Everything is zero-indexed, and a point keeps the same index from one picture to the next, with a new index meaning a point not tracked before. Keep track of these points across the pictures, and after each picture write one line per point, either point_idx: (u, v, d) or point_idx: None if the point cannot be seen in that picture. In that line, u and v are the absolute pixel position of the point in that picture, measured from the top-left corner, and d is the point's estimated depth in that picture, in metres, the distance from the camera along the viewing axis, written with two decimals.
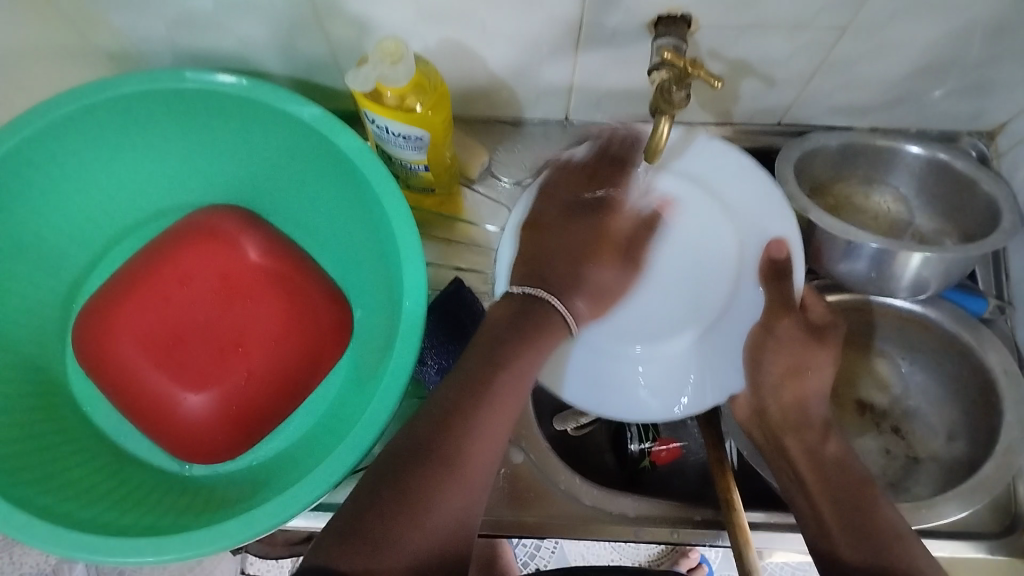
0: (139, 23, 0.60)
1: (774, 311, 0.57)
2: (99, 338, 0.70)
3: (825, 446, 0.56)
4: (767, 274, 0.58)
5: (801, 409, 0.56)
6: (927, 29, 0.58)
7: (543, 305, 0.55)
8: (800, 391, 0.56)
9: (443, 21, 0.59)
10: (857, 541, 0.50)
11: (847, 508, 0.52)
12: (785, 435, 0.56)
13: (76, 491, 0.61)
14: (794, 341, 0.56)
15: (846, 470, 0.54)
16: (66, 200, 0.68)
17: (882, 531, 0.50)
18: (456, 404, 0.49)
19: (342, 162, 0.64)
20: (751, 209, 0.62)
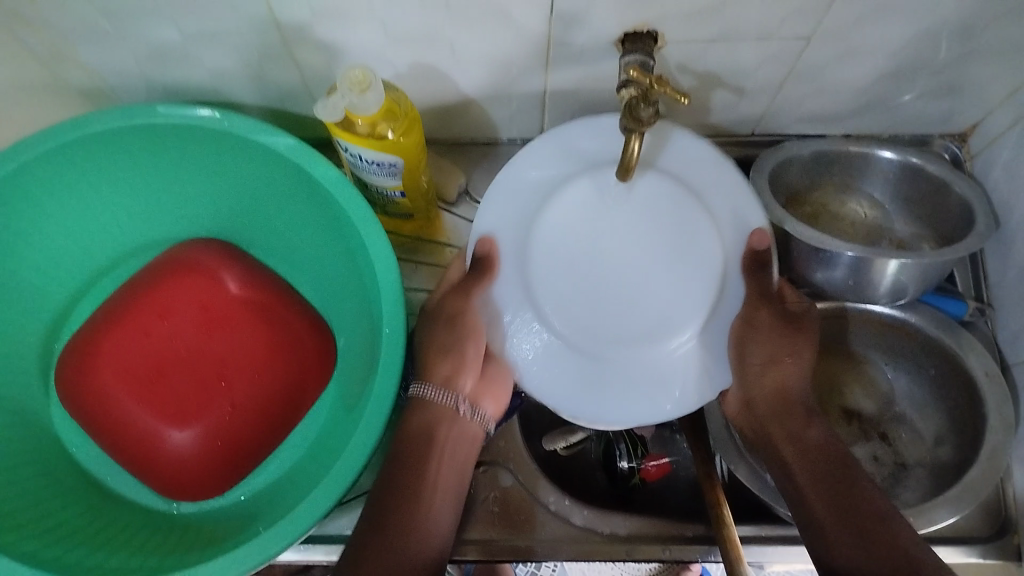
0: (109, 58, 0.61)
1: (752, 302, 0.56)
2: (80, 379, 0.70)
3: (808, 430, 0.57)
4: (749, 268, 0.56)
5: (779, 396, 0.58)
6: (892, 34, 0.59)
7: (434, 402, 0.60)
8: (780, 378, 0.58)
9: (411, 46, 0.60)
10: (840, 513, 0.51)
11: (836, 495, 0.52)
12: (771, 424, 0.58)
13: (60, 533, 0.60)
14: (774, 330, 0.56)
15: (828, 454, 0.55)
16: (42, 238, 0.68)
17: (862, 504, 0.51)
18: (395, 475, 0.57)
19: (317, 190, 0.64)
20: (727, 202, 0.58)
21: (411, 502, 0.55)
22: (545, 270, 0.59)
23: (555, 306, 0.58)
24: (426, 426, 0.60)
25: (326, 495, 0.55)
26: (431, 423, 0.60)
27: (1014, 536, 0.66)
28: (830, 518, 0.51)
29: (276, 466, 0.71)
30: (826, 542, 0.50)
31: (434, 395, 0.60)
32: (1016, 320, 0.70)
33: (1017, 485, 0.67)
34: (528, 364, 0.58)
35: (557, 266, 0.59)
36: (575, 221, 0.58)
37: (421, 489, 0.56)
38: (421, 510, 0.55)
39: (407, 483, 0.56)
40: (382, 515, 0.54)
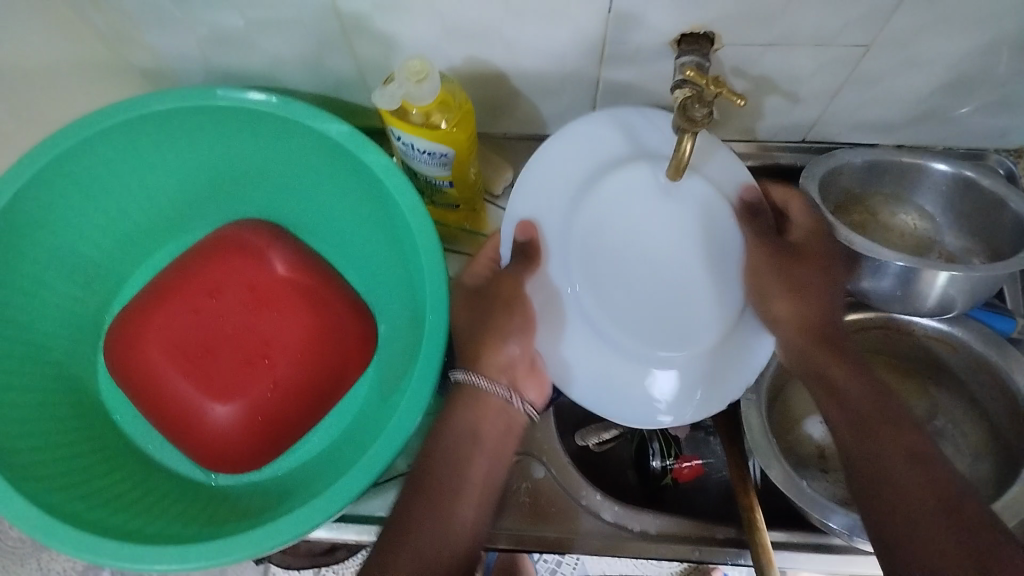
0: (174, 40, 0.62)
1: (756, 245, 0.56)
2: (131, 350, 0.72)
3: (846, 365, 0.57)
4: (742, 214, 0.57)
5: (822, 348, 0.57)
6: (952, 46, 0.58)
7: (484, 393, 0.59)
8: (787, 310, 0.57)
9: (468, 39, 0.60)
10: (867, 450, 0.53)
11: (912, 456, 0.52)
12: (830, 369, 0.57)
13: (104, 499, 0.62)
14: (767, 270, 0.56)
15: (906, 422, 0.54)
16: (98, 211, 0.69)
17: (890, 449, 0.53)
18: (437, 457, 0.57)
19: (367, 176, 0.65)
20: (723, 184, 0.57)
21: (437, 513, 0.54)
22: (595, 266, 0.53)
23: (595, 312, 0.53)
24: (469, 425, 0.58)
25: (363, 476, 0.56)
26: (475, 420, 0.58)
27: None
28: (887, 466, 0.52)
29: (314, 445, 0.72)
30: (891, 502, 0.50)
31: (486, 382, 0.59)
32: None
33: None
34: (557, 337, 0.55)
35: (606, 266, 0.53)
36: (627, 200, 0.54)
37: (451, 498, 0.55)
38: (447, 521, 0.54)
39: (438, 490, 0.55)
40: (409, 520, 0.54)
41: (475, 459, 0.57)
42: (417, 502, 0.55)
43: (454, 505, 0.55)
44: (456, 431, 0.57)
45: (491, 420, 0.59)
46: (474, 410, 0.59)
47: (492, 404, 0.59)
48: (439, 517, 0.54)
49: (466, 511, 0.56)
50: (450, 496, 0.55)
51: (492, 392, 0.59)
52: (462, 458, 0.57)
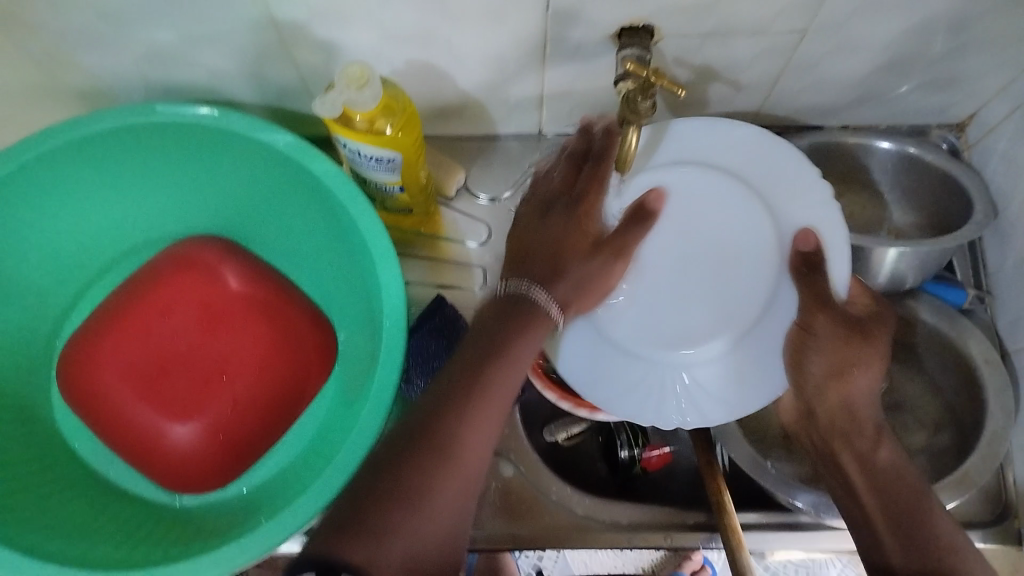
0: (109, 59, 0.61)
1: (807, 308, 0.55)
2: (84, 378, 0.70)
3: (878, 453, 0.55)
4: (801, 271, 0.57)
5: (848, 410, 0.56)
6: (886, 28, 0.59)
7: (530, 304, 0.52)
8: (846, 391, 0.55)
9: (408, 44, 0.60)
10: (906, 539, 0.52)
11: (893, 507, 0.53)
12: (833, 438, 0.56)
13: (66, 529, 0.61)
14: (839, 339, 0.54)
15: (902, 477, 0.54)
16: (42, 236, 0.68)
17: (932, 541, 0.52)
18: (466, 361, 0.50)
19: (315, 185, 0.64)
20: (790, 199, 0.60)
21: (457, 418, 0.47)
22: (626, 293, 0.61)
23: (630, 311, 0.61)
24: (510, 330, 0.51)
25: (325, 489, 0.55)
26: (522, 327, 0.52)
27: (1016, 520, 0.67)
28: (894, 560, 0.52)
29: (280, 457, 0.71)
30: (879, 549, 0.53)
31: (535, 295, 0.52)
32: (1014, 306, 0.70)
33: (1017, 470, 0.68)
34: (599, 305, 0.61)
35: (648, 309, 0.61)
36: (692, 201, 0.61)
37: (445, 442, 0.47)
38: (423, 495, 0.45)
39: (427, 452, 0.46)
40: (423, 421, 0.47)
41: (478, 413, 0.48)
42: (394, 468, 0.46)
43: (441, 476, 0.46)
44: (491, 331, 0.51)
45: (508, 371, 0.50)
46: (506, 324, 0.51)
47: (537, 316, 0.52)
48: (413, 484, 0.45)
49: (452, 483, 0.46)
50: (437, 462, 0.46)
51: (540, 308, 0.52)
52: (474, 388, 0.49)
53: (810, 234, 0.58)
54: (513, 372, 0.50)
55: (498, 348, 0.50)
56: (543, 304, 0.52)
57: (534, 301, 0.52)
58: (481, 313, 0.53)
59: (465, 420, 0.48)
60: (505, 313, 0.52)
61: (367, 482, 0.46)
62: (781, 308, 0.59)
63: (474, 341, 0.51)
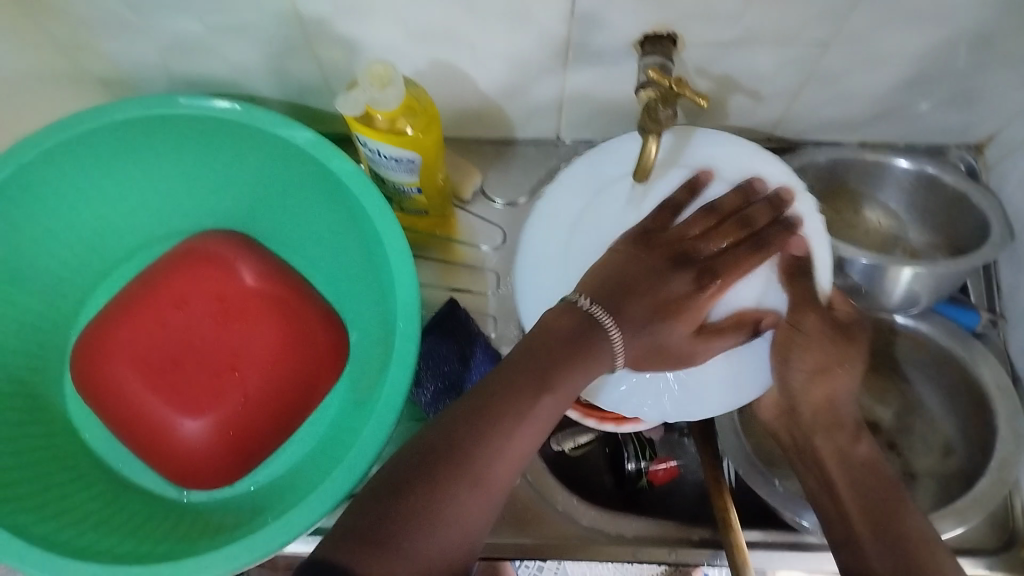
0: (135, 48, 0.61)
1: (798, 306, 0.55)
2: (97, 368, 0.71)
3: (857, 447, 0.56)
4: (788, 273, 0.55)
5: (830, 408, 0.57)
6: (909, 43, 0.59)
7: (599, 331, 0.49)
8: (829, 389, 0.56)
9: (432, 43, 0.60)
10: (887, 542, 0.51)
11: (875, 510, 0.53)
12: (814, 435, 0.57)
13: (70, 517, 0.61)
14: (825, 338, 0.55)
15: (875, 474, 0.55)
16: (60, 223, 0.68)
17: (912, 540, 0.51)
18: (520, 376, 0.47)
19: (334, 183, 0.65)
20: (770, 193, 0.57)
21: (495, 438, 0.45)
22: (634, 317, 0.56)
23: None
24: (576, 357, 0.48)
25: (335, 486, 0.55)
26: (587, 356, 0.48)
27: None
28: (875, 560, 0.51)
29: (289, 457, 0.71)
30: (859, 556, 0.52)
31: (607, 326, 0.49)
32: None
33: None
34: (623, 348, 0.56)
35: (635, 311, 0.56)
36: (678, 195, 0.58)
37: (478, 462, 0.44)
38: (451, 513, 0.43)
39: (463, 471, 0.44)
40: (462, 437, 0.45)
41: (519, 436, 0.46)
42: (426, 479, 0.43)
43: (471, 495, 0.44)
44: (551, 352, 0.47)
45: (556, 399, 0.47)
46: (568, 352, 0.48)
47: (602, 349, 0.49)
48: (436, 501, 0.43)
49: (479, 502, 0.44)
50: (471, 483, 0.44)
51: (606, 337, 0.49)
52: (517, 410, 0.46)
53: (796, 227, 0.55)
54: (561, 398, 0.48)
55: (554, 377, 0.47)
56: (610, 333, 0.49)
57: (601, 329, 0.49)
58: (550, 324, 0.49)
59: (503, 444, 0.45)
60: (575, 338, 0.48)
61: (395, 485, 0.43)
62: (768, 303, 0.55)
63: (533, 355, 0.48)
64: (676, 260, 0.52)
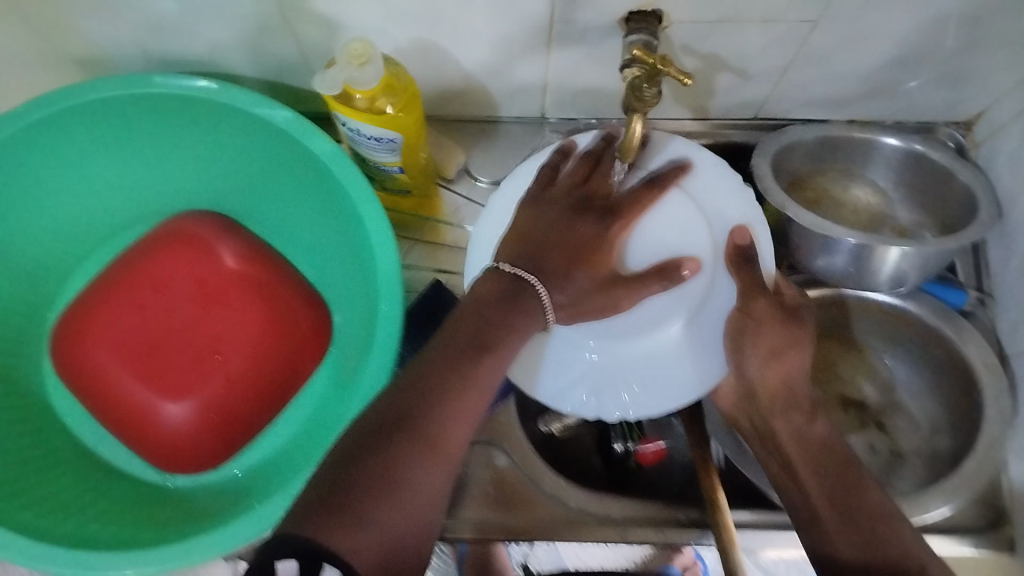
0: (108, 27, 0.60)
1: (747, 292, 0.55)
2: (78, 353, 0.70)
3: (814, 426, 0.55)
4: (735, 260, 0.56)
5: (787, 391, 0.55)
6: (897, 20, 0.58)
7: (530, 293, 0.52)
8: (784, 370, 0.55)
9: (413, 21, 0.59)
10: (845, 514, 0.50)
11: (832, 485, 0.52)
12: (773, 417, 0.55)
13: (53, 505, 0.60)
14: (774, 321, 0.54)
15: (833, 450, 0.53)
16: (34, 205, 0.67)
17: (871, 509, 0.50)
18: (456, 341, 0.49)
19: (313, 163, 0.64)
20: (715, 197, 0.59)
21: (446, 399, 0.46)
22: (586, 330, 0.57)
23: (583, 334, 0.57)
24: (508, 316, 0.50)
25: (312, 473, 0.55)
26: (524, 317, 0.51)
27: (1008, 528, 0.66)
28: (834, 533, 0.49)
29: (272, 440, 0.70)
30: (823, 538, 0.50)
31: (536, 286, 0.52)
32: (1017, 310, 0.69)
33: (1012, 476, 0.67)
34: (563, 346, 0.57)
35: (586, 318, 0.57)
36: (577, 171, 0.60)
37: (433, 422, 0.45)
38: (411, 476, 0.43)
39: (415, 433, 0.45)
40: (415, 399, 0.46)
41: (466, 397, 0.47)
42: (384, 444, 0.44)
43: (428, 457, 0.44)
44: (486, 314, 0.49)
45: (495, 362, 0.49)
46: (500, 313, 0.50)
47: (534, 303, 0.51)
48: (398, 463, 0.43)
49: (437, 465, 0.45)
50: (425, 444, 0.44)
51: (538, 298, 0.52)
52: (462, 370, 0.47)
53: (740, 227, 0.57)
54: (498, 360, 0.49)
55: (490, 338, 0.49)
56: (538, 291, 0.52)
57: (533, 291, 0.52)
58: (480, 291, 0.52)
59: (453, 404, 0.46)
60: (508, 299, 0.51)
61: (353, 454, 0.43)
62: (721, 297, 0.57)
63: (467, 322, 0.50)
64: (580, 205, 0.56)
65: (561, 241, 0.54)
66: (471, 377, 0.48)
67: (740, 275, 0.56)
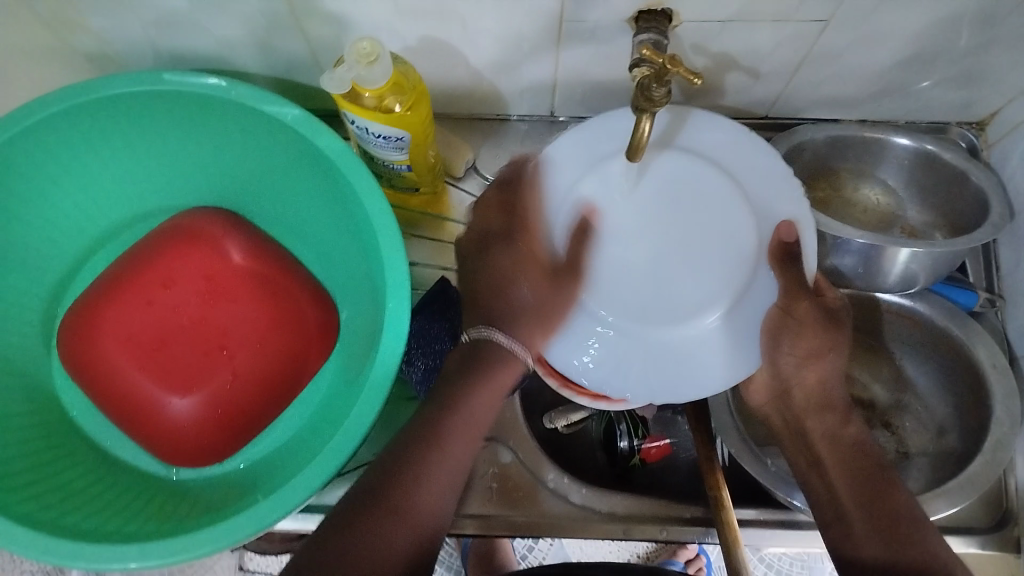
0: (118, 23, 0.60)
1: (790, 292, 0.53)
2: (84, 347, 0.70)
3: (845, 429, 0.56)
4: (779, 259, 0.54)
5: (823, 392, 0.56)
6: (910, 20, 0.57)
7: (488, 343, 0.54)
8: (820, 372, 0.56)
9: (423, 19, 0.59)
10: (871, 514, 0.51)
11: (864, 485, 0.53)
12: (807, 417, 0.56)
13: (65, 501, 0.60)
14: (815, 325, 0.54)
15: (864, 454, 0.54)
16: (43, 201, 0.67)
17: (897, 513, 0.51)
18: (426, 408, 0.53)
19: (322, 161, 0.63)
20: (766, 191, 0.57)
21: (417, 469, 0.50)
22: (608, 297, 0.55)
23: (613, 302, 0.55)
24: (467, 369, 0.54)
25: (315, 474, 0.55)
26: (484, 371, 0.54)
27: (1014, 528, 0.66)
28: (860, 538, 0.51)
29: (278, 435, 0.71)
30: (851, 542, 0.51)
31: (490, 335, 0.54)
32: None
33: (1019, 477, 0.67)
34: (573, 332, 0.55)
35: (617, 266, 0.55)
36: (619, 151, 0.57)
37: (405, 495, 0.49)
38: (377, 544, 0.47)
39: (384, 505, 0.48)
40: (387, 468, 0.50)
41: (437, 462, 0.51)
42: (356, 517, 0.47)
43: (396, 525, 0.48)
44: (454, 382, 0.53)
45: (461, 426, 0.52)
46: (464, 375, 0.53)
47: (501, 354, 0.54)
48: (367, 534, 0.47)
49: (407, 535, 0.48)
50: (395, 516, 0.48)
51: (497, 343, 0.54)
52: (432, 439, 0.51)
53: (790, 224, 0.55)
54: (472, 433, 0.53)
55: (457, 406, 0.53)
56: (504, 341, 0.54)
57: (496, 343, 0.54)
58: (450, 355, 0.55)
59: (425, 473, 0.50)
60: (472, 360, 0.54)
61: (325, 531, 0.47)
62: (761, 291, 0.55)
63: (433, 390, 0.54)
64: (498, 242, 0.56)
65: (493, 277, 0.56)
66: (439, 442, 0.51)
67: (786, 276, 0.54)
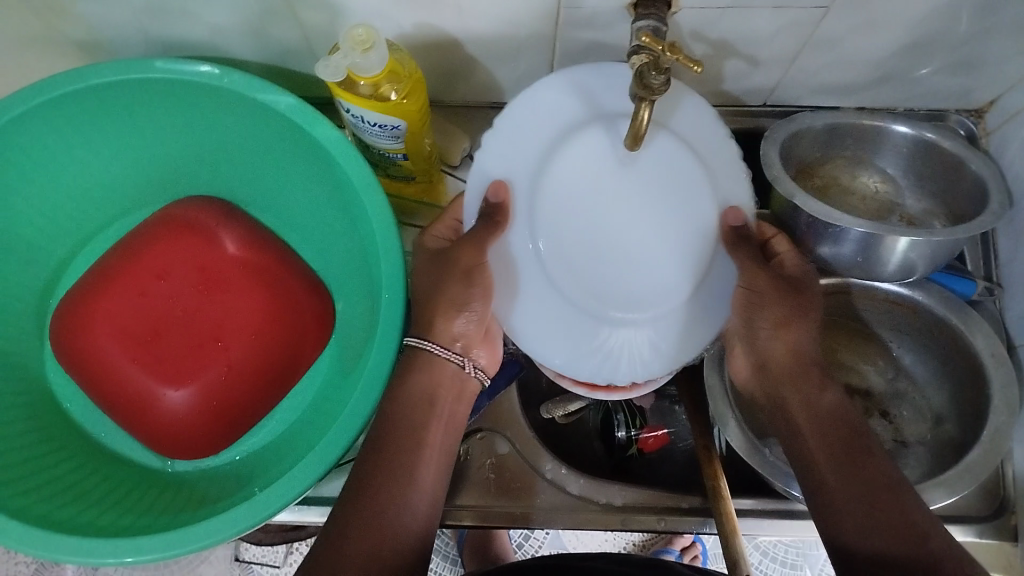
0: (108, 10, 0.59)
1: (747, 270, 0.53)
2: (76, 337, 0.69)
3: (824, 396, 0.54)
4: (731, 241, 0.54)
5: (800, 361, 0.55)
6: (910, 6, 0.57)
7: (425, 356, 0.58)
8: (792, 342, 0.55)
9: (417, 6, 0.58)
10: (848, 481, 0.49)
11: (843, 454, 0.51)
12: (784, 390, 0.55)
13: (58, 494, 0.60)
14: (780, 296, 0.53)
15: (842, 418, 0.53)
16: (33, 191, 0.66)
17: (874, 476, 0.49)
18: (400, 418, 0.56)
19: (318, 150, 0.63)
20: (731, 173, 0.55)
21: (395, 481, 0.52)
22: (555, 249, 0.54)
23: (556, 262, 0.54)
24: (424, 388, 0.57)
25: (313, 465, 0.54)
26: (429, 383, 0.57)
27: (1012, 517, 0.66)
28: (840, 510, 0.49)
29: (273, 428, 0.71)
30: (833, 517, 0.49)
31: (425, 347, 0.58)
32: None
33: (1016, 465, 0.67)
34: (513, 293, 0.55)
35: (573, 220, 0.54)
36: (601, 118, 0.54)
37: (385, 506, 0.51)
38: (359, 547, 0.48)
39: (365, 516, 0.50)
40: (365, 480, 0.52)
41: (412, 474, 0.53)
42: (341, 530, 0.49)
43: (380, 534, 0.50)
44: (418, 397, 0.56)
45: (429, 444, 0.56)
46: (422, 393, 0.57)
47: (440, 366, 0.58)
48: (353, 543, 0.49)
49: (393, 543, 0.50)
50: (377, 526, 0.50)
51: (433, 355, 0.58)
52: (407, 451, 0.54)
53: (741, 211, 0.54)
54: (436, 458, 0.56)
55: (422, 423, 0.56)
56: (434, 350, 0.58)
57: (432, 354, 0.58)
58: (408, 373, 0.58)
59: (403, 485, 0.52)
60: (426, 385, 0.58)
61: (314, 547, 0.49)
62: (716, 274, 0.56)
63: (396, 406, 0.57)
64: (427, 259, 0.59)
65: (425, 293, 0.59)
66: (414, 459, 0.54)
67: (741, 259, 0.53)
